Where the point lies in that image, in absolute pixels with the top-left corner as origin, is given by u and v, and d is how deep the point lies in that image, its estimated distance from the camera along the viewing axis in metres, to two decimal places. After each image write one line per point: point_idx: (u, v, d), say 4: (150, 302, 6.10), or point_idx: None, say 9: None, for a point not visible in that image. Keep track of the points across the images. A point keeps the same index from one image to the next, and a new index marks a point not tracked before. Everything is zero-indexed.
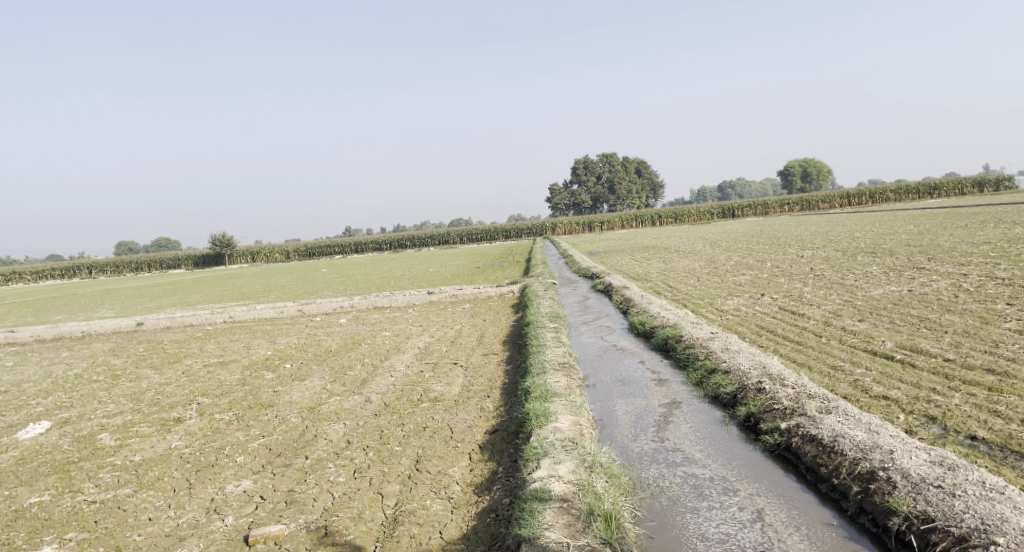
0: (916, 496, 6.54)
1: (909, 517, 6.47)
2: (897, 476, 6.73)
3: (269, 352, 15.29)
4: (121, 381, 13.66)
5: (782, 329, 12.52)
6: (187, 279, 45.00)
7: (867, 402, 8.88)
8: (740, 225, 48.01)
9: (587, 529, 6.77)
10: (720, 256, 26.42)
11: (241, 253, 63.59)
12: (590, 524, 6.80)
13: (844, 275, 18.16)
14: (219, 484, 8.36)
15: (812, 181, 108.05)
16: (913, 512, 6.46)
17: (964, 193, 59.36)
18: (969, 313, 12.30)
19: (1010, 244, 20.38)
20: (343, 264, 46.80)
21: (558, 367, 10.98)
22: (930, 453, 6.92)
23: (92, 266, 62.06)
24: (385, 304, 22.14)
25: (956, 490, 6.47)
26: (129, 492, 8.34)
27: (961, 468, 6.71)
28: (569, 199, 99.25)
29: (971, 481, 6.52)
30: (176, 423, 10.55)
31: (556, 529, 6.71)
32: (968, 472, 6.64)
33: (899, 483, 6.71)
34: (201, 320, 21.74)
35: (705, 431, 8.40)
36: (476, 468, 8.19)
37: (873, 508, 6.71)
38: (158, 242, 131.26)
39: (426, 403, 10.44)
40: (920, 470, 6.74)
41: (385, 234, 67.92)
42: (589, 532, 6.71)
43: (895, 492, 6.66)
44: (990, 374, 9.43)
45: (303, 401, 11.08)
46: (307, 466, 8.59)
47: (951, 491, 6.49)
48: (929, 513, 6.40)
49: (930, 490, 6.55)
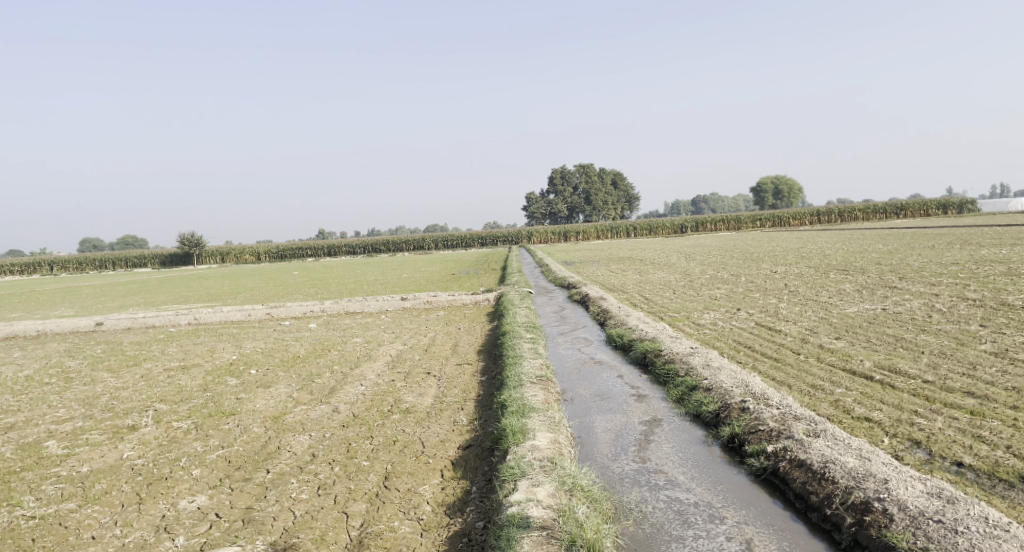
0: (916, 531, 6.26)
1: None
2: (894, 509, 6.44)
3: (234, 357, 14.72)
4: (74, 384, 12.99)
5: (759, 345, 12.29)
6: (153, 279, 43.95)
7: (851, 424, 8.62)
8: (715, 239, 48.17)
9: None
10: (695, 270, 26.27)
11: (211, 253, 62.50)
12: None
13: (818, 292, 18.05)
14: (172, 499, 7.83)
15: (783, 200, 109.22)
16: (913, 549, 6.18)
17: (929, 213, 60.44)
18: (945, 334, 12.17)
19: (978, 266, 20.50)
20: (315, 268, 46.01)
21: (534, 380, 10.59)
22: (927, 484, 6.66)
23: (55, 262, 60.56)
24: (357, 309, 21.61)
25: (958, 526, 6.20)
26: (72, 507, 7.77)
27: (960, 501, 6.44)
28: (545, 209, 99.38)
29: (973, 516, 6.26)
30: (130, 431, 9.97)
31: None
32: (969, 506, 6.38)
33: (897, 516, 6.43)
34: (164, 321, 21.03)
35: (687, 452, 8.07)
36: (448, 486, 7.78)
37: (869, 542, 6.41)
38: (126, 241, 128.84)
39: (397, 414, 9.99)
40: (918, 503, 6.46)
41: (359, 238, 67.14)
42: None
43: (892, 526, 6.38)
44: (970, 397, 9.23)
45: (267, 410, 10.56)
46: (268, 480, 8.10)
47: (952, 526, 6.21)
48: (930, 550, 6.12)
49: (930, 524, 6.28)
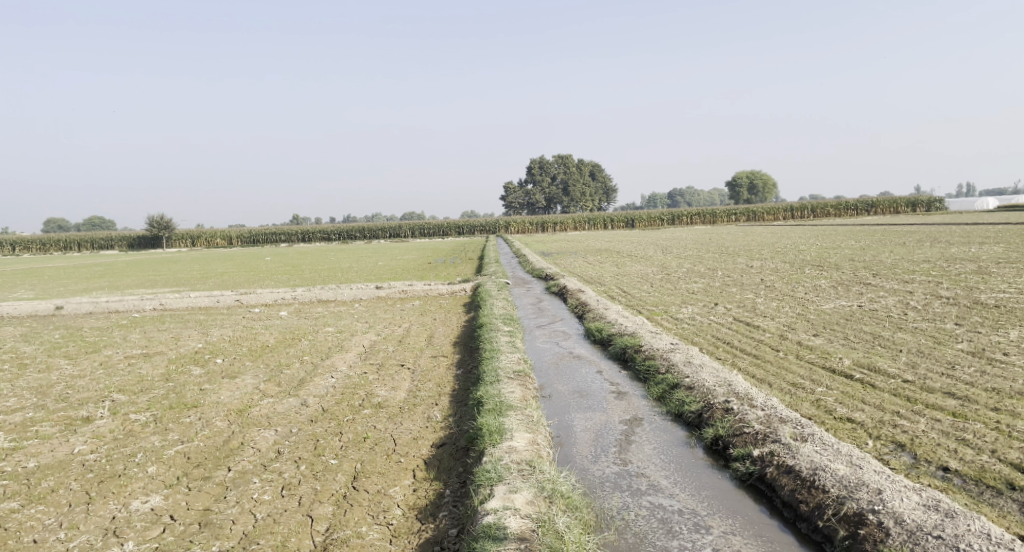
0: (914, 548, 6.00)
1: None
2: (890, 522, 6.17)
3: (200, 345, 14.16)
4: (28, 371, 12.37)
5: (738, 341, 12.05)
6: (121, 262, 42.73)
7: (833, 425, 8.38)
8: (691, 233, 48.14)
9: None
10: (671, 263, 26.10)
11: (181, 236, 61.24)
12: None
13: (794, 287, 17.91)
14: (124, 499, 7.37)
15: (758, 194, 109.89)
16: None
17: (899, 211, 61.30)
18: (922, 332, 12.01)
19: (950, 263, 20.53)
20: (288, 254, 45.14)
21: (511, 375, 10.21)
22: (923, 496, 6.40)
23: (17, 242, 58.85)
24: (330, 297, 21.07)
25: (959, 543, 5.94)
26: (15, 508, 7.29)
27: (960, 515, 6.18)
28: (523, 199, 98.99)
29: (975, 532, 6.00)
30: (85, 423, 9.45)
31: None
32: (969, 521, 6.11)
33: (893, 530, 6.16)
34: (129, 306, 20.30)
35: (670, 454, 7.76)
36: (420, 488, 7.41)
37: None
38: (94, 223, 126.25)
39: (368, 409, 9.58)
40: (915, 517, 6.20)
41: (334, 225, 66.18)
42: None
43: (888, 541, 6.11)
44: (951, 397, 9.04)
45: (232, 402, 10.08)
46: (229, 479, 7.66)
47: (953, 543, 5.95)
48: None
49: (929, 541, 6.01)
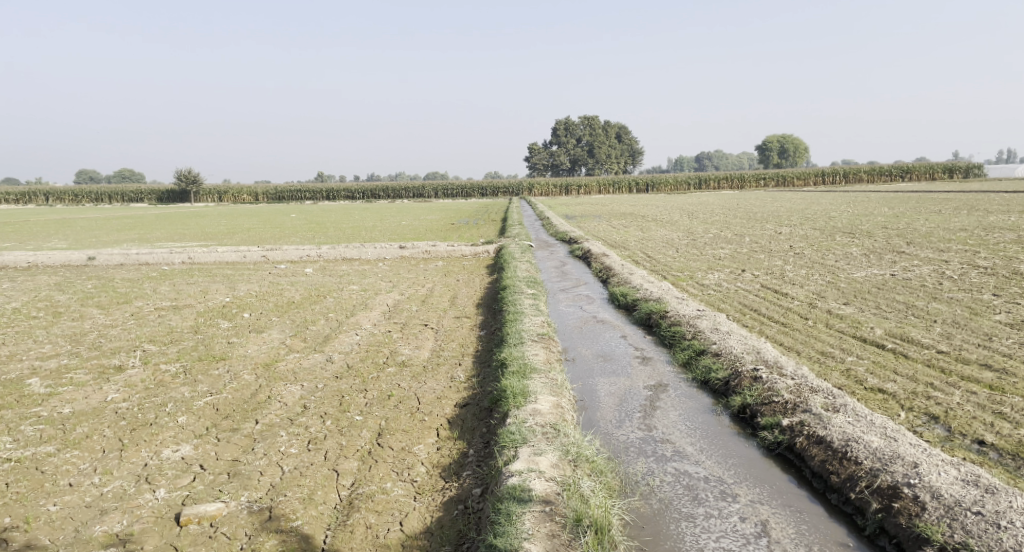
0: (952, 524, 5.89)
1: (946, 547, 5.81)
2: (927, 497, 6.08)
3: (228, 299, 14.31)
4: (62, 320, 12.58)
5: (766, 308, 11.91)
6: (150, 215, 43.23)
7: (864, 395, 8.27)
8: (717, 198, 47.53)
9: (573, 542, 5.99)
10: (698, 228, 25.78)
11: (209, 191, 61.66)
12: (577, 537, 6.03)
13: (824, 254, 17.61)
14: (155, 448, 7.50)
15: (788, 159, 107.98)
16: (950, 542, 5.81)
17: (935, 177, 59.86)
18: (958, 303, 11.76)
19: (988, 232, 20.04)
20: (313, 211, 45.34)
21: (535, 338, 10.20)
22: (962, 471, 6.31)
23: (50, 193, 59.73)
24: (355, 255, 21.14)
25: (1000, 520, 5.82)
26: (50, 451, 7.45)
27: (1000, 492, 6.08)
28: (548, 160, 98.27)
29: (1015, 509, 5.89)
30: (117, 372, 9.62)
31: (537, 541, 5.93)
32: (1010, 498, 6.00)
33: (929, 505, 6.07)
34: (158, 259, 20.52)
35: (696, 421, 7.73)
36: (444, 447, 7.46)
37: (898, 531, 6.07)
38: (123, 175, 127.93)
39: (392, 367, 9.63)
40: (953, 492, 6.10)
41: (358, 183, 66.23)
42: (575, 545, 5.94)
43: (924, 515, 6.02)
44: (987, 370, 8.86)
45: (259, 356, 10.20)
46: (256, 432, 7.76)
47: (994, 521, 5.84)
48: (969, 546, 5.74)
49: (968, 517, 5.91)
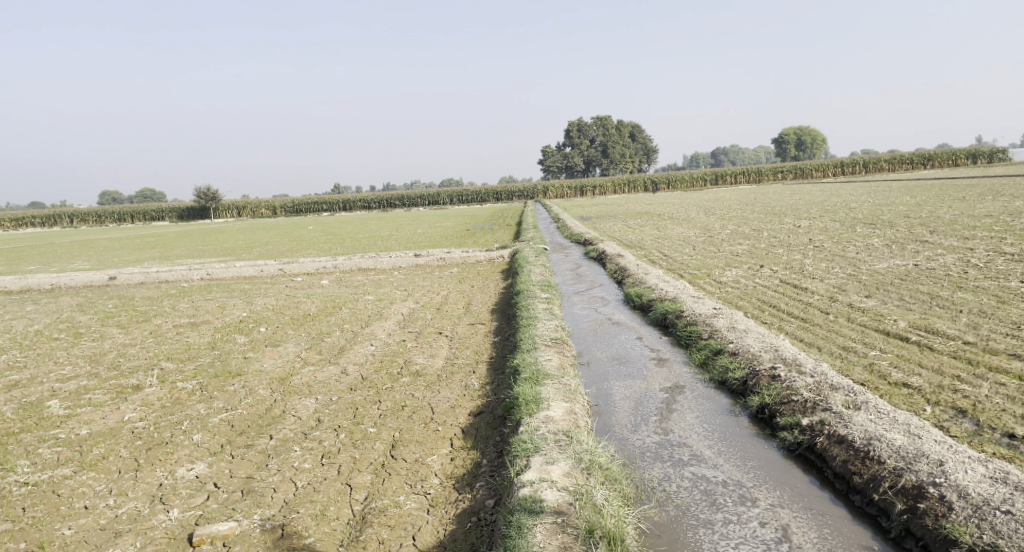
0: (981, 524, 5.71)
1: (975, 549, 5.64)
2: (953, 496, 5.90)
3: (245, 314, 14.32)
4: (82, 340, 12.66)
5: (785, 304, 11.69)
6: (170, 233, 43.61)
7: (888, 390, 8.05)
8: (733, 193, 47.02)
9: None
10: (716, 224, 25.47)
11: (228, 207, 62.15)
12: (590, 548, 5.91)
13: (845, 247, 17.30)
14: (170, 467, 7.48)
15: (806, 151, 106.75)
16: (979, 544, 5.64)
17: (958, 163, 58.79)
18: (984, 291, 11.46)
19: (1014, 218, 19.56)
20: (330, 223, 45.50)
21: (549, 342, 10.07)
22: (989, 468, 6.10)
23: (74, 215, 60.58)
24: (370, 265, 21.12)
25: None
26: (67, 474, 7.45)
27: None
28: (563, 162, 98.01)
29: None
30: (135, 391, 9.63)
31: None
32: None
33: (956, 505, 5.89)
34: (177, 276, 20.66)
35: (713, 423, 7.56)
36: (457, 457, 7.36)
37: (924, 533, 5.90)
38: (144, 194, 129.57)
39: (407, 377, 9.55)
40: (981, 490, 5.90)
41: (374, 192, 66.43)
42: None
43: (951, 516, 5.84)
44: (1017, 360, 8.60)
45: (274, 370, 10.17)
46: (270, 447, 7.72)
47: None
48: (999, 546, 5.56)
49: (997, 515, 5.72)
